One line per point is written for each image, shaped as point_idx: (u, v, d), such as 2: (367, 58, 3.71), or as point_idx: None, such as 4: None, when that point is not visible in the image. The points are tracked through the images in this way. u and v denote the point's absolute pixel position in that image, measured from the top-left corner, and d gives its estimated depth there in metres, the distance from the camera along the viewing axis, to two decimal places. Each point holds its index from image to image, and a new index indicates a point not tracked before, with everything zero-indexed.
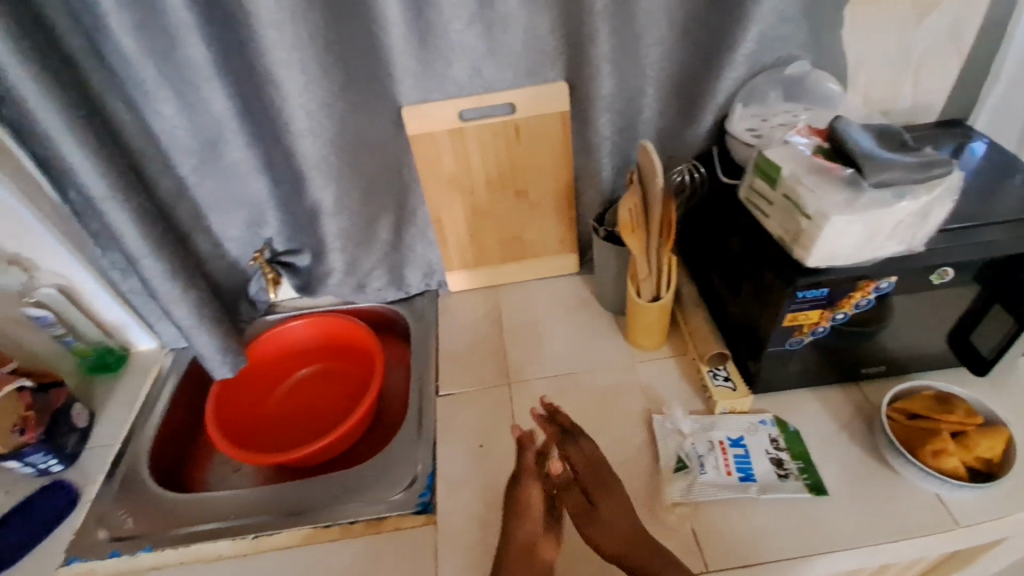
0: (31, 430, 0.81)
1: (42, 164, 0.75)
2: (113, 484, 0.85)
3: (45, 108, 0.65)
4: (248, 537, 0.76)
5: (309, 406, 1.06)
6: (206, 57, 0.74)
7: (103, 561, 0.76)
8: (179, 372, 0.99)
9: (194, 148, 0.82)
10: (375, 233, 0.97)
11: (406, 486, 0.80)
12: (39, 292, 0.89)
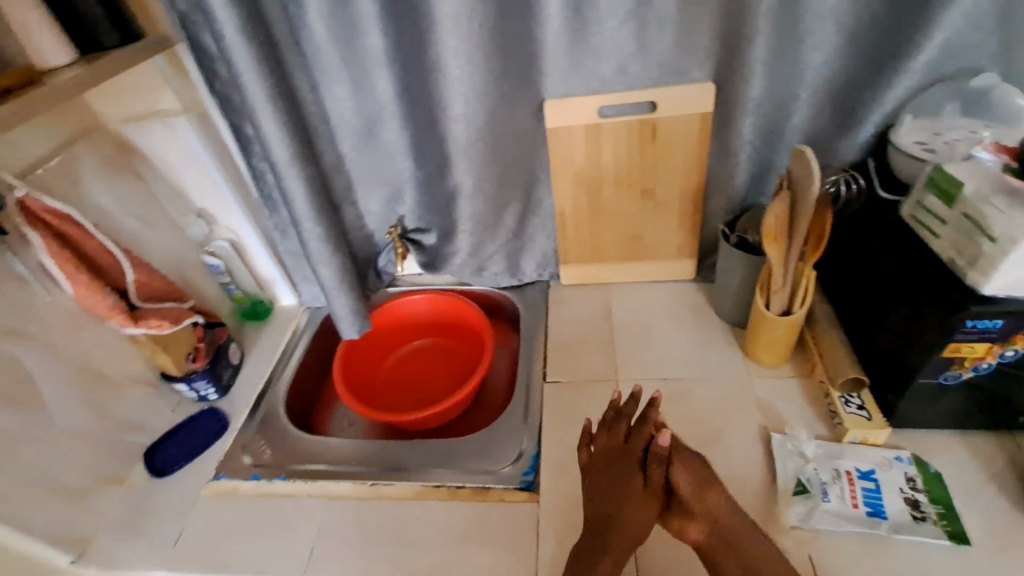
0: (200, 358, 0.95)
1: (238, 132, 0.87)
2: (255, 418, 0.96)
3: (254, 82, 0.75)
4: (367, 484, 0.83)
5: (418, 376, 1.13)
6: (381, 45, 0.81)
7: (246, 481, 0.85)
8: (313, 329, 1.11)
9: (356, 127, 0.91)
10: (502, 219, 1.01)
11: (511, 462, 0.84)
12: (215, 243, 1.02)
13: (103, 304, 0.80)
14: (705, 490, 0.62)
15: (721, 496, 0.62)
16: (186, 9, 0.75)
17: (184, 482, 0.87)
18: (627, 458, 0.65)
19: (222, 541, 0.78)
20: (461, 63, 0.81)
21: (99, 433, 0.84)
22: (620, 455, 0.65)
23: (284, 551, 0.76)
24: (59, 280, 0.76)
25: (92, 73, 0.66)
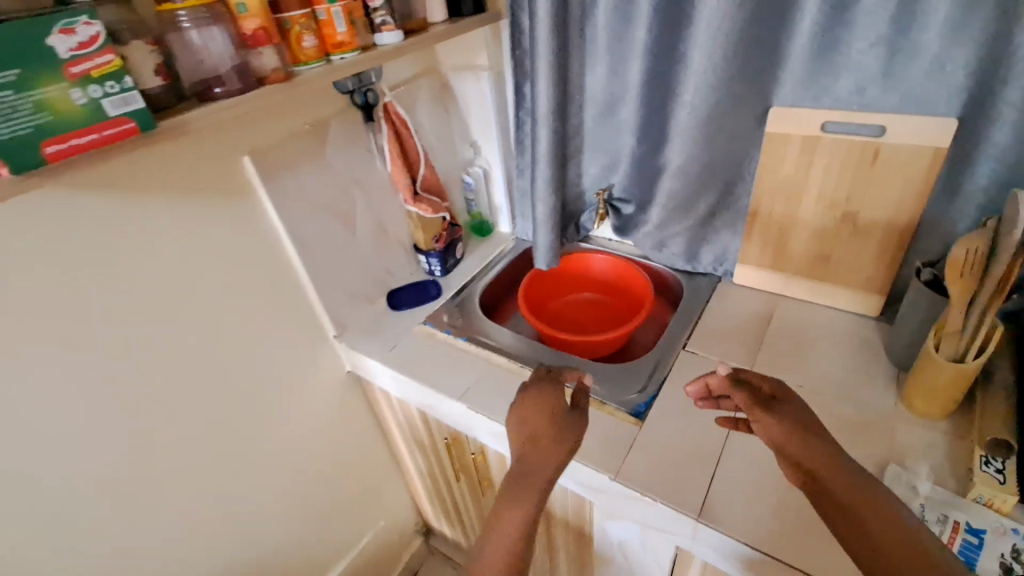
0: (442, 242, 1.29)
1: (519, 87, 1.17)
2: (457, 296, 1.27)
3: (544, 51, 1.02)
4: (518, 365, 1.07)
5: (576, 318, 1.34)
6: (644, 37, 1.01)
7: (441, 332, 1.16)
8: (516, 253, 1.40)
9: (602, 100, 1.13)
10: (695, 205, 1.13)
11: (634, 394, 0.98)
12: (474, 168, 1.36)
13: (402, 182, 1.18)
14: (808, 439, 0.65)
15: (824, 453, 0.64)
16: None
17: (405, 319, 1.22)
18: (555, 392, 0.78)
19: (414, 363, 1.11)
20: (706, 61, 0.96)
21: (371, 268, 1.22)
22: (548, 389, 0.78)
23: (453, 384, 1.05)
24: (386, 157, 1.16)
25: (450, 30, 0.97)
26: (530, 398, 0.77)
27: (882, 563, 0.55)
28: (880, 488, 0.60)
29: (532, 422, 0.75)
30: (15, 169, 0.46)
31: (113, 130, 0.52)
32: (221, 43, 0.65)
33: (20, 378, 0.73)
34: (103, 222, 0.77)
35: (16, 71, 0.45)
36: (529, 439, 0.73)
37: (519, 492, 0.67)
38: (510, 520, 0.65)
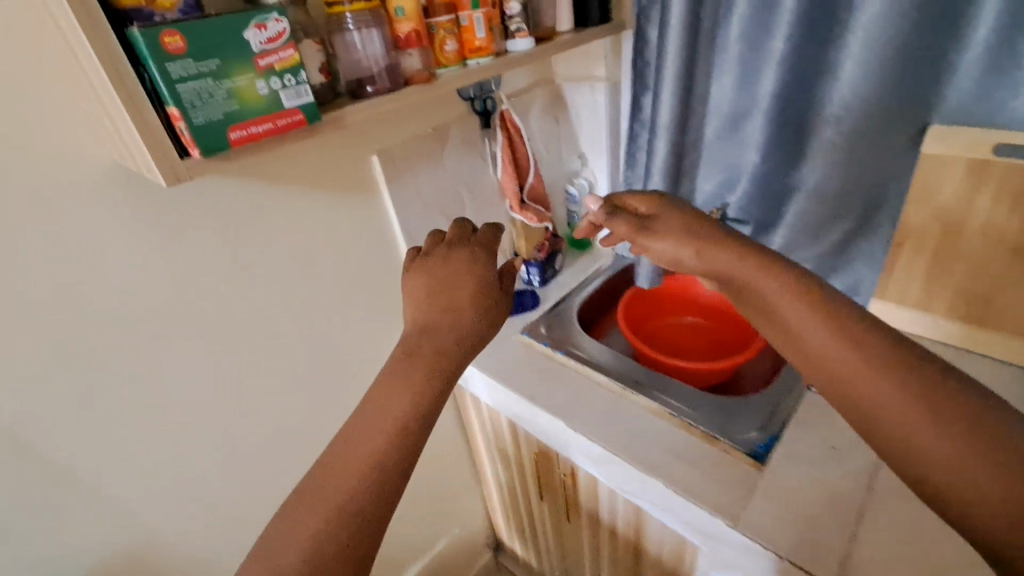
0: (544, 252, 1.28)
1: (636, 99, 1.12)
2: (555, 308, 1.25)
3: (674, 61, 0.98)
4: (619, 386, 1.02)
5: (676, 342, 1.27)
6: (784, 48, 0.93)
7: (538, 343, 1.15)
8: (615, 270, 1.36)
9: (727, 114, 1.06)
10: (829, 230, 1.03)
11: (752, 432, 0.89)
12: (579, 180, 1.35)
13: (511, 189, 1.18)
14: (707, 249, 0.68)
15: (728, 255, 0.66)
16: (646, 4, 1.01)
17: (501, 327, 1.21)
18: (473, 254, 0.69)
19: (510, 372, 1.09)
20: (857, 70, 0.87)
21: None
22: (462, 251, 0.70)
23: (550, 397, 1.02)
24: (498, 164, 1.17)
25: (577, 39, 0.96)
26: (432, 264, 0.68)
27: (985, 492, 0.45)
28: (755, 254, 0.64)
29: (432, 283, 0.66)
30: (204, 151, 0.50)
31: (287, 120, 0.55)
32: (378, 43, 0.68)
33: (169, 350, 0.79)
34: (250, 211, 0.82)
35: (217, 61, 0.48)
36: (426, 294, 0.65)
37: (418, 355, 0.60)
38: (397, 378, 0.58)
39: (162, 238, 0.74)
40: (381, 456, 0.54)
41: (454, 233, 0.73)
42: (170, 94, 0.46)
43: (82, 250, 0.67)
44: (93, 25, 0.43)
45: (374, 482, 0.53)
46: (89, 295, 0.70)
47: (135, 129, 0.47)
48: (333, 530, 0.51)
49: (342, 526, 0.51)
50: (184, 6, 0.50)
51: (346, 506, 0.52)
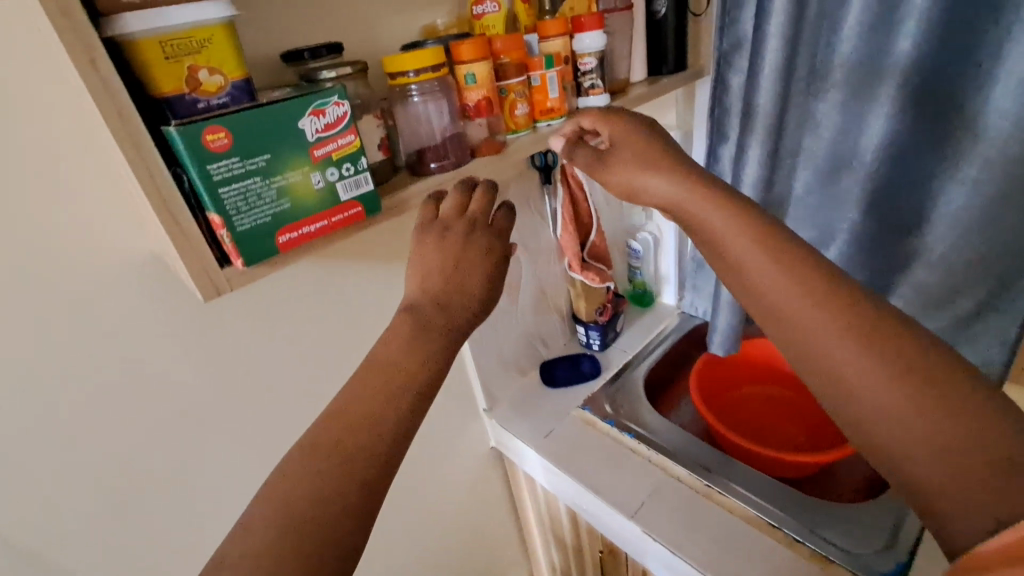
0: (605, 314, 1.16)
1: (714, 152, 1.01)
2: (619, 377, 1.13)
3: (766, 115, 0.87)
4: (702, 483, 0.89)
5: (756, 417, 1.13)
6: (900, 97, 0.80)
7: (603, 422, 1.02)
8: (682, 332, 1.23)
9: (822, 168, 0.93)
10: (953, 304, 0.88)
11: (873, 553, 0.76)
12: (642, 234, 1.23)
13: (571, 249, 1.07)
14: (679, 201, 0.53)
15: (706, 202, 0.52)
16: (728, 49, 0.91)
17: (560, 400, 1.10)
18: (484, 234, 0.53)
19: (572, 455, 0.97)
20: (998, 123, 0.73)
21: (525, 337, 1.13)
22: (473, 225, 0.54)
23: (622, 493, 0.89)
24: (557, 222, 1.07)
25: (653, 92, 0.84)
26: (439, 242, 0.52)
27: (938, 484, 0.42)
28: (745, 204, 0.51)
29: (443, 257, 0.51)
30: (249, 261, 0.42)
31: (344, 215, 0.46)
32: (445, 116, 0.59)
33: (214, 473, 0.68)
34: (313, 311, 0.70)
35: (267, 157, 0.41)
36: (446, 270, 0.51)
37: (421, 336, 0.47)
38: (392, 341, 0.46)
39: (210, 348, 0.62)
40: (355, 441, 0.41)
41: (477, 211, 0.54)
42: (211, 201, 0.39)
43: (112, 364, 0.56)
44: (124, 127, 0.35)
45: (344, 466, 0.40)
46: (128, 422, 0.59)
47: (170, 240, 0.39)
48: (288, 527, 0.37)
49: (293, 514, 0.38)
50: (233, 89, 0.44)
51: (301, 491, 0.39)
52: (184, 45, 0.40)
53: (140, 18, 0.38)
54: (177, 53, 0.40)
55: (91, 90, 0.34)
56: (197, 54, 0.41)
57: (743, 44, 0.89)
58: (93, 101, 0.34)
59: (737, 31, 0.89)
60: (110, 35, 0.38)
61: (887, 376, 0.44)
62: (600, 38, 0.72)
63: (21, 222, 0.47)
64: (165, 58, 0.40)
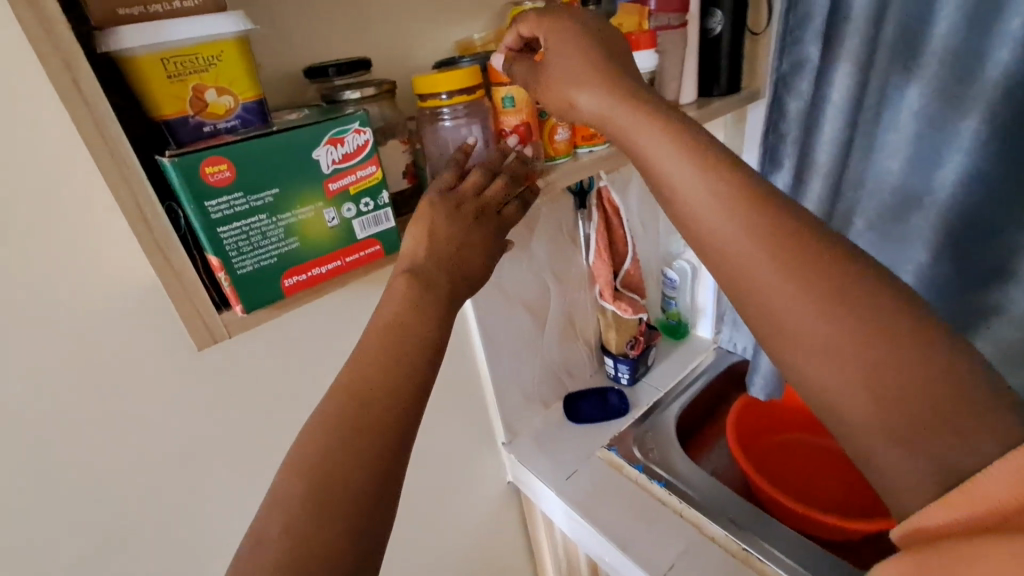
0: (636, 348, 1.09)
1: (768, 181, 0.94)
2: (648, 416, 1.05)
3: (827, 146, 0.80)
4: (738, 547, 0.81)
5: (795, 467, 1.04)
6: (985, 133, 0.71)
7: (630, 467, 0.95)
8: (719, 370, 1.14)
9: (888, 206, 0.84)
10: None
11: None
12: (679, 261, 1.15)
13: (604, 278, 1.02)
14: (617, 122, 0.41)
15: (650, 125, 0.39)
16: (787, 70, 0.84)
17: (585, 437, 1.03)
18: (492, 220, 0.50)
19: (596, 503, 0.90)
20: None
21: (550, 368, 1.06)
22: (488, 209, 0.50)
23: (649, 551, 0.82)
24: (590, 248, 1.01)
25: (703, 116, 0.77)
26: (451, 212, 0.47)
27: (869, 428, 0.33)
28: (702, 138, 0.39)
29: (451, 228, 0.47)
30: (250, 307, 0.37)
31: (359, 255, 0.41)
32: (480, 143, 0.54)
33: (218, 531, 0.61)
34: (331, 353, 0.63)
35: (275, 192, 0.36)
36: (451, 243, 0.47)
37: (426, 296, 0.43)
38: (391, 304, 0.42)
39: (226, 400, 0.56)
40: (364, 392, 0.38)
41: (496, 195, 0.50)
42: (208, 242, 0.34)
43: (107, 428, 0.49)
44: (112, 159, 0.31)
45: (361, 423, 0.37)
46: (132, 481, 0.53)
47: (162, 283, 0.35)
48: (314, 504, 0.34)
49: (316, 496, 0.34)
50: (243, 111, 0.39)
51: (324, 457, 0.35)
52: (190, 63, 0.36)
53: (140, 32, 0.33)
54: (181, 71, 0.36)
55: (76, 118, 0.29)
56: (205, 73, 0.36)
57: (805, 65, 0.82)
58: (77, 130, 0.30)
59: (800, 52, 0.82)
60: (106, 50, 0.33)
61: (815, 305, 0.34)
62: (651, 58, 0.65)
63: (17, 263, 0.42)
64: (167, 77, 0.35)
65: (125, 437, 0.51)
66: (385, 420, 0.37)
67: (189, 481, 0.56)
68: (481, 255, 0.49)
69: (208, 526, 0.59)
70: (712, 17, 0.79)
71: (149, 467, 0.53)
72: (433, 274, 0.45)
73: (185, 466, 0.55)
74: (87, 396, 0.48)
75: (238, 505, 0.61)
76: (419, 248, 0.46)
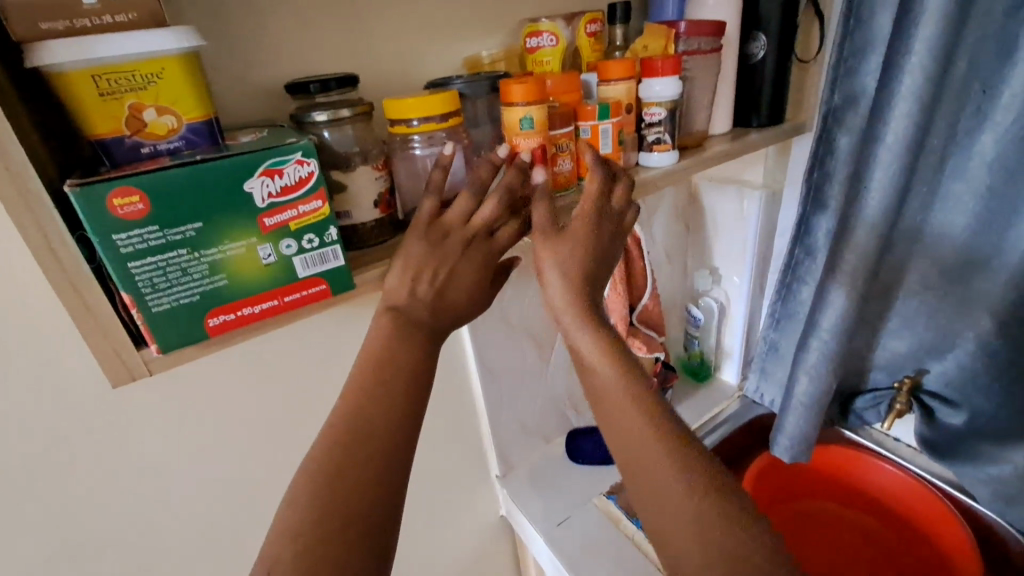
0: None
1: (804, 223, 0.84)
2: None
3: (882, 188, 0.72)
4: None
5: (817, 540, 0.92)
6: None
7: (628, 521, 0.87)
8: (741, 422, 1.04)
9: (947, 262, 0.77)
10: None
11: None
12: (705, 299, 1.05)
13: (618, 313, 0.93)
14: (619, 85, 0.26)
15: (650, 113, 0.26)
16: (839, 103, 0.74)
17: (585, 479, 0.96)
18: (478, 246, 0.45)
19: (588, 557, 0.83)
20: None
21: (554, 403, 1.00)
22: (469, 237, 0.44)
23: None
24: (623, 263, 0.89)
25: (736, 149, 0.69)
26: (430, 246, 0.43)
27: None
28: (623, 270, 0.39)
29: (432, 262, 0.43)
30: (166, 347, 0.34)
31: (300, 294, 0.37)
32: (457, 165, 0.48)
33: (172, 555, 0.58)
34: (306, 380, 0.60)
35: (198, 226, 0.32)
36: (435, 279, 0.43)
37: (411, 330, 0.41)
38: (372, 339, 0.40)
39: (190, 423, 0.53)
40: (347, 440, 0.35)
41: (484, 221, 0.45)
42: (117, 278, 0.31)
43: (55, 445, 0.47)
44: (13, 185, 0.29)
45: (352, 451, 0.35)
46: (87, 499, 0.51)
47: (72, 316, 0.32)
48: (311, 539, 0.31)
49: (318, 527, 0.32)
50: (188, 132, 0.36)
51: (309, 492, 0.33)
52: (125, 80, 0.33)
53: (66, 46, 0.31)
54: (114, 89, 0.33)
55: None
56: (143, 91, 0.34)
57: (860, 99, 0.72)
58: None
59: (855, 83, 0.72)
60: (32, 66, 0.31)
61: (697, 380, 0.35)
62: (675, 86, 0.59)
63: None
64: (99, 94, 0.33)
65: (79, 453, 0.49)
66: (377, 469, 0.35)
67: (148, 503, 0.54)
68: (468, 288, 0.45)
69: (167, 548, 0.57)
70: (755, 42, 0.71)
71: (106, 484, 0.51)
72: (405, 311, 0.42)
73: (145, 485, 0.53)
74: (32, 411, 0.45)
75: (200, 527, 0.58)
76: (402, 284, 0.42)
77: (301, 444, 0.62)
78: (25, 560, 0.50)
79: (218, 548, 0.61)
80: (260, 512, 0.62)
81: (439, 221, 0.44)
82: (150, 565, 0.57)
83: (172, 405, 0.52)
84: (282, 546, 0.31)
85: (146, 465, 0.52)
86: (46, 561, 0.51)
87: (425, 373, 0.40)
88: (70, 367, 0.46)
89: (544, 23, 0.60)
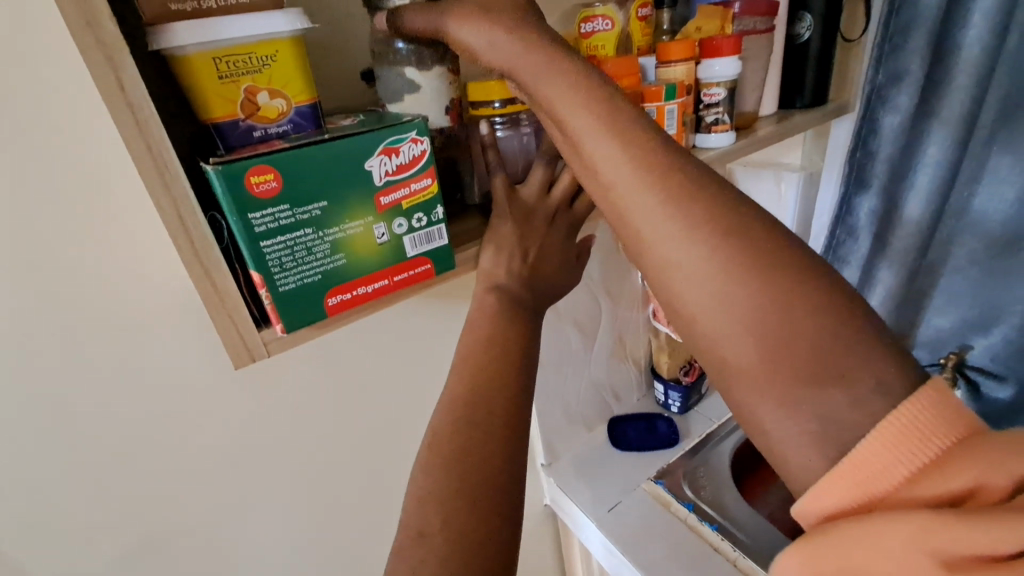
0: (690, 374, 1.01)
1: (848, 204, 0.84)
2: (695, 455, 0.96)
3: None
4: None
5: None
6: None
7: (679, 505, 0.87)
8: None
9: (994, 236, 0.77)
10: None
11: None
12: None
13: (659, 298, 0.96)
14: None
15: None
16: (884, 82, 0.74)
17: (632, 466, 0.96)
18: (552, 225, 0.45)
19: (642, 541, 0.84)
20: None
21: (597, 390, 1.00)
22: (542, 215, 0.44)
23: None
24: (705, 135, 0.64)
25: (785, 130, 0.69)
26: (518, 228, 0.43)
27: None
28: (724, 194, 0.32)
29: (522, 243, 0.43)
30: (290, 327, 0.34)
31: (408, 274, 0.38)
32: (522, 141, 0.47)
33: (254, 551, 0.58)
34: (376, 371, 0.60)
35: (323, 205, 0.33)
36: (526, 257, 0.44)
37: (510, 312, 0.41)
38: (474, 324, 0.41)
39: (272, 417, 0.53)
40: (470, 417, 0.36)
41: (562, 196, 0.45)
42: (250, 257, 0.31)
43: (149, 441, 0.48)
44: (155, 167, 0.29)
45: (472, 434, 0.36)
46: (173, 487, 0.50)
47: (202, 298, 0.32)
48: (442, 510, 0.33)
49: (452, 498, 0.33)
50: (296, 115, 0.36)
51: (440, 470, 0.34)
52: (242, 62, 0.33)
53: (191, 28, 0.31)
54: (233, 71, 0.33)
55: (119, 122, 0.27)
56: (257, 74, 0.34)
57: (906, 77, 0.72)
58: (119, 132, 0.28)
59: (900, 62, 0.72)
60: (157, 49, 0.31)
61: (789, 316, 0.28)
62: (734, 64, 0.60)
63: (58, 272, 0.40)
64: (218, 77, 0.33)
65: (169, 442, 0.49)
66: (505, 441, 0.36)
67: (228, 493, 0.54)
68: (556, 262, 0.46)
69: (246, 537, 0.57)
70: (801, 22, 0.71)
71: (192, 475, 0.51)
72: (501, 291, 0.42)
73: (232, 478, 0.53)
74: (127, 408, 0.46)
75: (280, 520, 0.59)
76: (497, 265, 0.42)
77: (369, 434, 0.62)
78: (115, 548, 0.50)
79: (297, 541, 0.61)
80: (335, 503, 0.62)
81: (520, 201, 0.44)
82: (233, 560, 0.57)
83: (255, 394, 0.52)
84: (428, 516, 0.33)
85: (231, 459, 0.53)
86: (137, 550, 0.51)
87: (527, 355, 0.40)
88: (163, 362, 0.46)
89: (597, 8, 0.61)
